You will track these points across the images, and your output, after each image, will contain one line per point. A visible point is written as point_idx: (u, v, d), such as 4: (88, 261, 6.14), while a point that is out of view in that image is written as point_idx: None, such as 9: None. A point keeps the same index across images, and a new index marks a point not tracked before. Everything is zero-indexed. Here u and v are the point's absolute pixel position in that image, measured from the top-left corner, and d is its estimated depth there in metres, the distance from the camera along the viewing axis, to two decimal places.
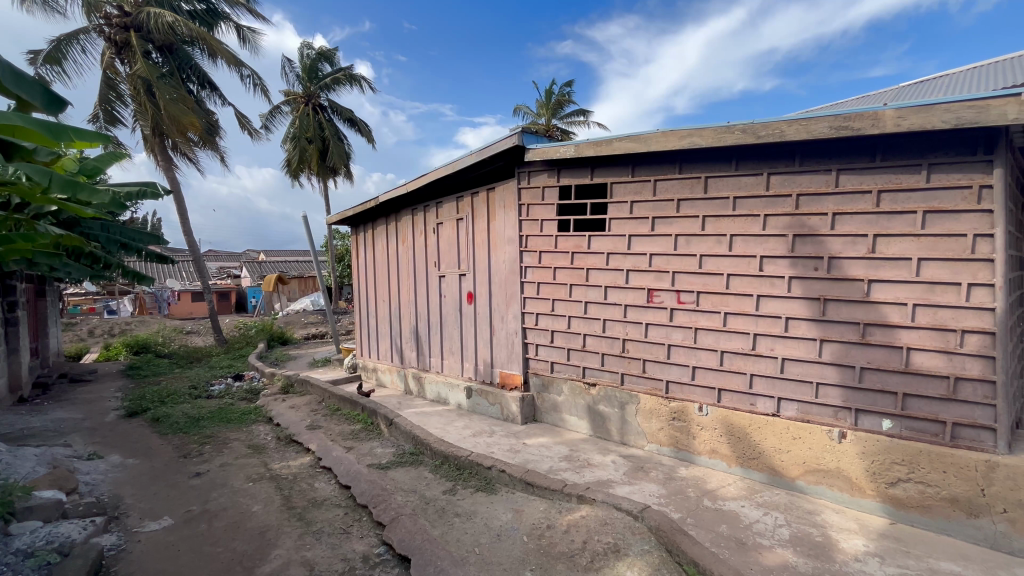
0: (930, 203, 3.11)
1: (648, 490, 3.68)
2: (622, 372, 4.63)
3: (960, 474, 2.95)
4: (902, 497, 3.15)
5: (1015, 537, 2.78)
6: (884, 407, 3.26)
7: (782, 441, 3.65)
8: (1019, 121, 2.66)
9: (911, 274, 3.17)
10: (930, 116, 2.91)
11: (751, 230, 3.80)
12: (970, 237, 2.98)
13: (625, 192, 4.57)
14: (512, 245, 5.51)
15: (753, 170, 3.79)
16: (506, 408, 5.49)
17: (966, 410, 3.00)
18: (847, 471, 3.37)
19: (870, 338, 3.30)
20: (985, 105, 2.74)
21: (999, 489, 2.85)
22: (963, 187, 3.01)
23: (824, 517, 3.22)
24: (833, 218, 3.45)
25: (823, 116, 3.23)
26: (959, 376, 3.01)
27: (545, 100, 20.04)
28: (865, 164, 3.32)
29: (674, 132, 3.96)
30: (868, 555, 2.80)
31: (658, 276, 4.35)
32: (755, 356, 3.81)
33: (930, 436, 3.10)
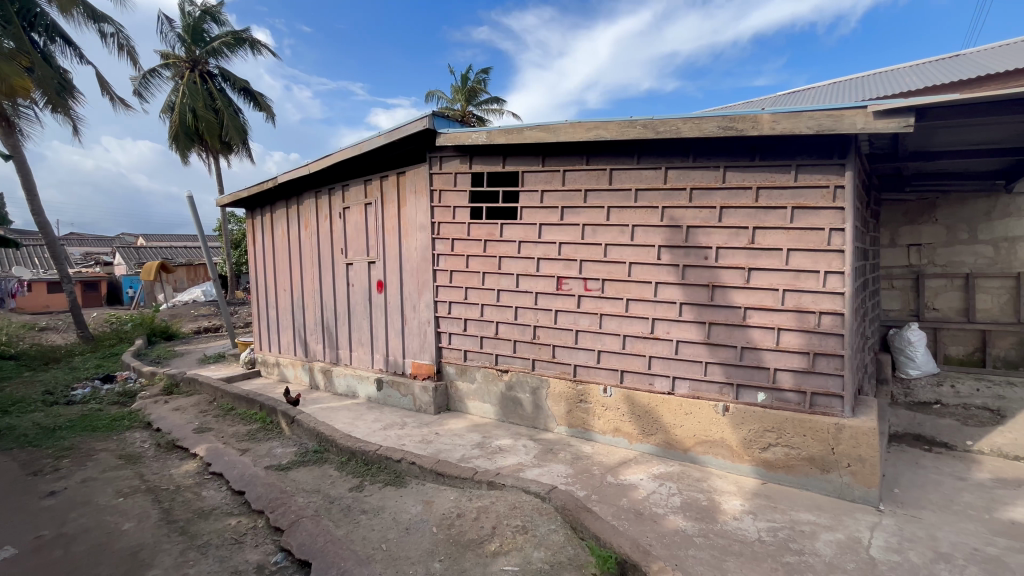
0: (797, 200, 3.51)
1: (556, 471, 3.81)
2: (533, 358, 4.73)
3: (817, 436, 3.40)
4: (772, 460, 3.57)
5: (856, 486, 3.28)
6: (759, 381, 3.66)
7: (676, 416, 3.96)
8: (865, 130, 3.06)
9: (782, 262, 3.56)
10: (798, 122, 3.25)
11: (651, 221, 4.03)
12: (827, 231, 3.42)
13: (536, 181, 4.62)
14: (423, 232, 5.36)
15: (652, 164, 4.01)
16: (418, 398, 5.39)
17: (822, 380, 3.46)
18: (728, 440, 3.75)
19: (749, 321, 3.68)
20: (840, 114, 3.13)
21: (845, 447, 3.32)
22: (822, 186, 3.43)
23: (709, 483, 3.56)
24: (719, 212, 3.76)
25: (712, 116, 3.49)
26: (817, 352, 3.46)
27: (460, 84, 19.67)
28: (746, 162, 3.65)
29: (581, 124, 4.06)
30: (743, 513, 3.14)
31: (566, 264, 4.48)
32: (653, 339, 4.07)
33: (794, 405, 3.54)
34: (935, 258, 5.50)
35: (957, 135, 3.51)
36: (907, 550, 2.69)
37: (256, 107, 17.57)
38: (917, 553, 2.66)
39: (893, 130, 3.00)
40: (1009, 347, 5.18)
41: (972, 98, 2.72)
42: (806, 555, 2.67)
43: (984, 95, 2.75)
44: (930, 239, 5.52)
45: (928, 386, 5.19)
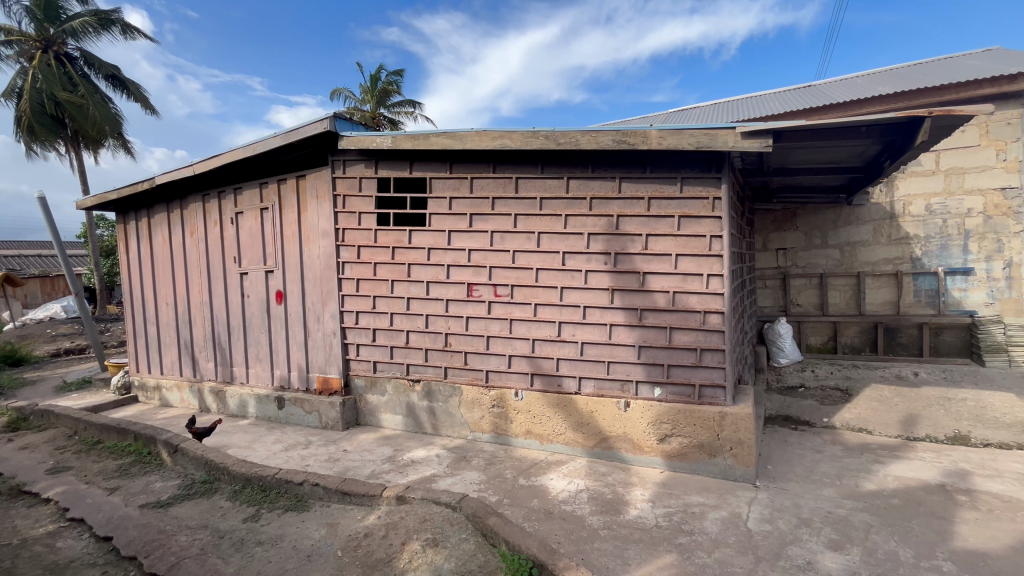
0: (682, 209, 3.84)
1: (469, 478, 3.80)
2: (445, 366, 4.68)
3: (704, 424, 3.74)
4: (669, 450, 3.86)
5: (737, 466, 3.65)
6: (655, 376, 3.94)
7: (583, 415, 4.14)
8: (735, 148, 3.44)
9: (671, 267, 3.88)
10: (681, 138, 3.57)
11: (555, 229, 4.19)
12: (708, 238, 3.78)
13: (443, 187, 4.59)
14: (326, 238, 5.10)
15: (555, 173, 4.17)
16: (324, 415, 5.09)
17: (708, 373, 3.81)
18: (630, 435, 3.99)
19: (645, 321, 3.95)
20: (714, 133, 3.48)
21: (728, 432, 3.68)
22: (702, 198, 3.80)
23: (614, 477, 3.76)
24: (616, 220, 4.00)
25: (607, 130, 3.71)
26: (703, 348, 3.80)
27: (369, 85, 18.99)
28: (639, 174, 3.93)
29: (486, 132, 4.11)
30: (643, 502, 3.36)
31: (476, 271, 4.50)
32: (560, 342, 4.22)
33: (685, 397, 3.86)
34: (797, 260, 6.35)
35: (809, 155, 4.05)
36: (777, 519, 3.04)
37: (130, 97, 15.58)
38: (785, 520, 3.02)
39: (757, 149, 3.40)
40: (854, 335, 6.11)
41: (815, 125, 3.16)
42: (696, 534, 2.92)
43: (825, 122, 3.20)
44: (792, 244, 6.36)
45: (794, 371, 5.88)
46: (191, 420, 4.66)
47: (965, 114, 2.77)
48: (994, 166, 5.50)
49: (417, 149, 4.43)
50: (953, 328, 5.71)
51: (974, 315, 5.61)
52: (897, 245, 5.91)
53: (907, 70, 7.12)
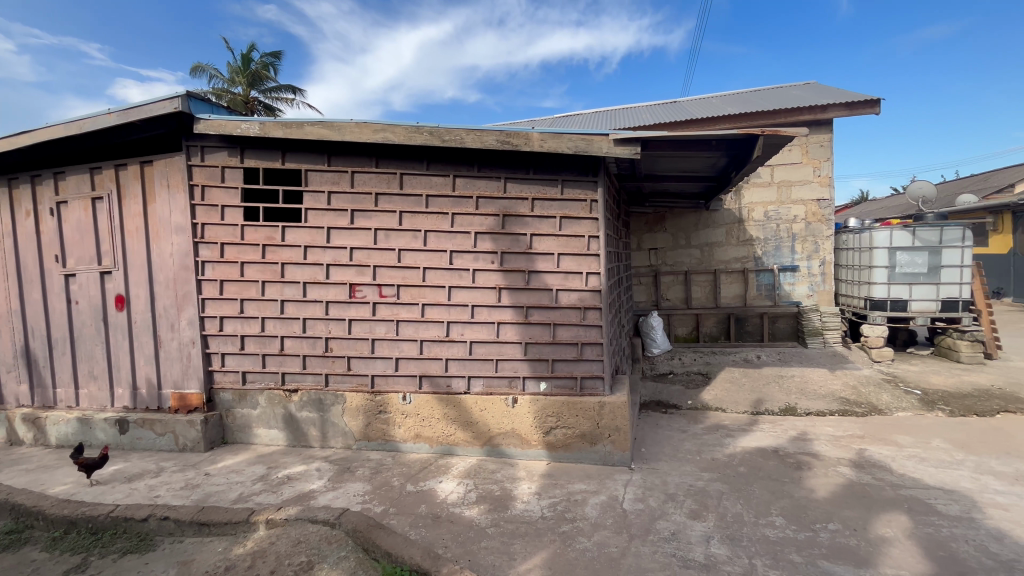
0: (563, 211, 4.01)
1: (353, 490, 3.58)
2: (326, 373, 4.35)
3: (586, 414, 3.95)
4: (554, 442, 4.01)
5: (615, 452, 3.91)
6: (541, 372, 4.06)
7: (473, 414, 4.13)
8: (608, 154, 3.67)
9: (554, 266, 4.02)
10: (561, 142, 3.71)
11: (442, 227, 4.11)
12: (587, 239, 3.99)
13: (320, 181, 4.25)
14: (180, 234, 4.45)
15: (441, 170, 4.10)
16: (180, 436, 4.44)
17: (589, 365, 4.02)
18: (518, 430, 4.07)
19: (531, 318, 4.06)
20: (590, 139, 3.68)
21: (607, 421, 3.92)
22: (581, 200, 4.00)
23: (503, 473, 3.81)
24: (502, 219, 4.05)
25: (491, 130, 3.73)
26: (584, 342, 4.01)
27: (240, 65, 17.13)
28: (523, 175, 4.02)
29: (367, 124, 3.89)
30: (530, 495, 3.44)
31: (359, 271, 4.25)
32: (449, 342, 4.16)
33: (569, 389, 4.04)
34: (666, 260, 7.03)
35: (672, 163, 4.47)
36: (648, 497, 3.30)
37: None
38: (654, 497, 3.30)
39: (627, 155, 3.66)
40: (712, 325, 6.95)
41: (675, 136, 3.48)
42: (577, 520, 3.06)
43: (683, 135, 3.54)
44: (662, 244, 7.03)
45: (665, 359, 6.49)
46: (77, 449, 3.79)
47: (789, 135, 3.24)
48: (812, 180, 6.57)
49: (289, 137, 4.05)
50: (785, 317, 6.75)
51: (799, 305, 6.68)
52: (743, 246, 6.81)
53: (749, 95, 8.26)
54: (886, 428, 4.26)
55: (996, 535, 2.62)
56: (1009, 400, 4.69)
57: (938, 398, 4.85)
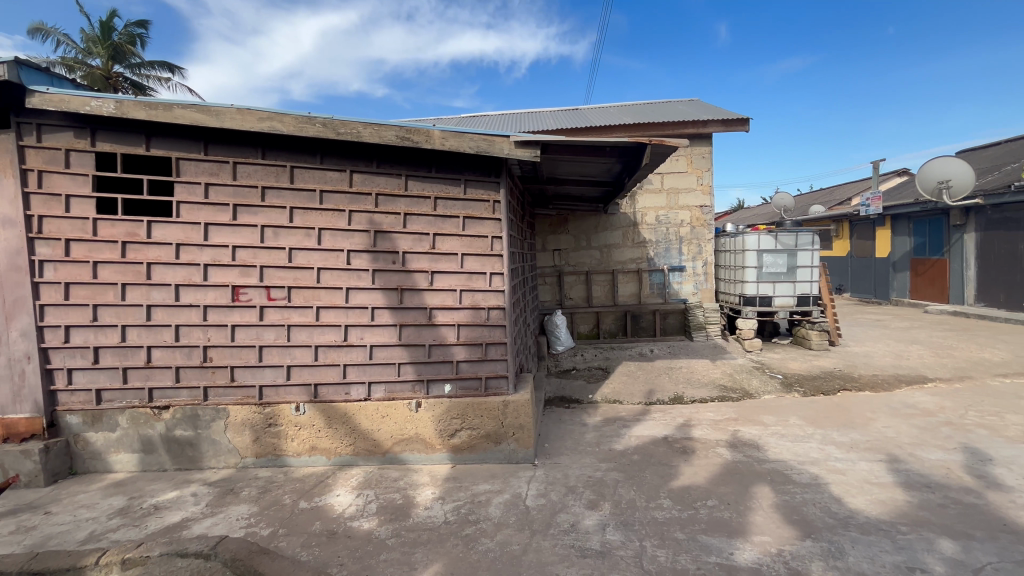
0: (466, 210, 3.99)
1: (235, 514, 3.24)
2: (204, 386, 3.88)
3: (491, 414, 3.95)
4: (459, 444, 3.97)
5: (519, 450, 3.96)
6: (445, 374, 4.00)
7: (374, 421, 3.95)
8: (510, 155, 3.71)
9: (457, 266, 3.98)
10: (462, 142, 3.68)
11: (338, 225, 3.87)
12: (490, 239, 4.00)
13: (194, 171, 3.79)
14: (8, 228, 3.69)
15: (336, 165, 3.86)
16: (12, 471, 3.69)
17: (493, 365, 4.04)
18: (422, 434, 3.97)
19: (435, 319, 3.97)
20: (492, 139, 3.69)
21: (511, 419, 3.96)
22: (484, 200, 4.01)
23: (406, 480, 3.68)
24: (404, 218, 3.92)
25: (390, 124, 3.58)
26: (488, 342, 4.02)
27: (98, 34, 14.85)
28: (425, 173, 3.93)
29: (250, 110, 3.54)
30: (433, 500, 3.36)
31: (243, 271, 3.85)
32: (347, 347, 3.92)
33: (473, 390, 4.02)
34: (569, 260, 7.35)
35: (571, 167, 4.64)
36: (549, 492, 3.39)
37: None
38: (555, 491, 3.40)
39: (527, 158, 3.73)
40: (610, 322, 7.38)
41: (572, 141, 3.60)
42: (481, 522, 3.04)
43: (580, 140, 3.67)
44: (565, 246, 7.34)
45: (569, 356, 6.76)
46: None
47: (672, 145, 3.51)
48: (695, 188, 7.22)
49: (154, 120, 3.55)
50: (674, 313, 7.34)
51: (686, 302, 7.31)
52: (638, 247, 7.30)
53: (642, 108, 8.88)
54: (756, 410, 4.79)
55: (836, 497, 3.05)
56: (847, 380, 5.53)
57: (796, 381, 5.57)
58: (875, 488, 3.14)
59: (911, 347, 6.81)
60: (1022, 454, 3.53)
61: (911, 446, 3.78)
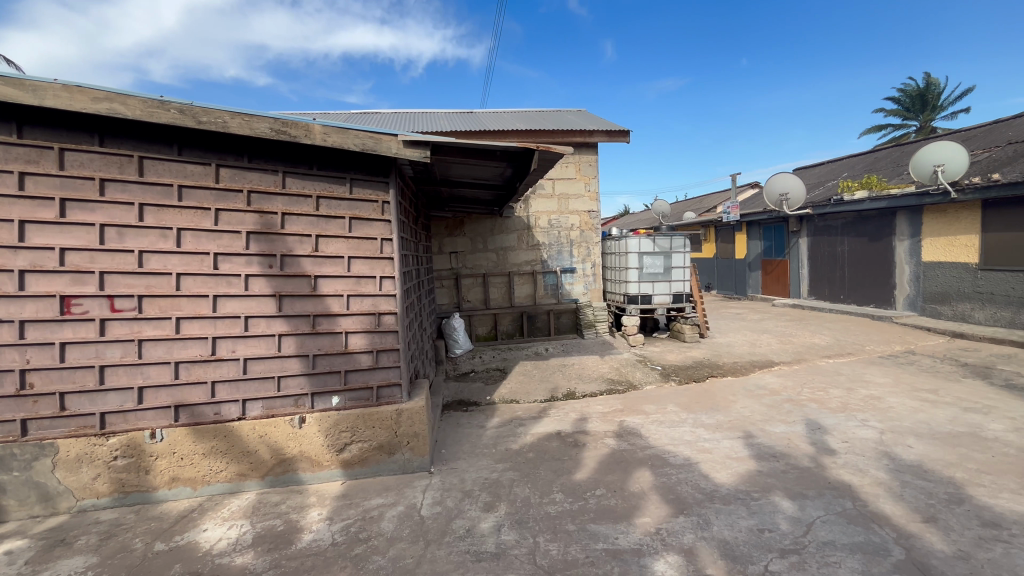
0: (353, 211, 3.78)
1: (67, 570, 2.71)
2: (22, 419, 3.19)
3: (383, 425, 3.78)
4: (349, 459, 3.74)
5: (414, 458, 3.84)
6: (332, 385, 3.74)
7: (249, 442, 3.57)
8: (398, 155, 3.59)
9: (344, 269, 3.75)
10: (347, 138, 3.47)
11: (201, 225, 3.41)
12: (379, 241, 3.84)
13: (4, 157, 3.08)
14: None
15: (199, 157, 3.41)
16: None
17: (385, 373, 3.87)
18: (308, 452, 3.67)
19: (319, 327, 3.69)
20: (379, 138, 3.53)
21: (405, 428, 3.82)
22: (372, 201, 3.83)
23: (288, 504, 3.38)
24: (282, 218, 3.59)
25: (262, 116, 3.25)
26: (379, 349, 3.84)
27: None
28: (305, 170, 3.64)
29: (81, 88, 2.97)
30: (320, 522, 3.12)
31: (76, 279, 3.21)
32: (215, 362, 3.48)
33: (364, 401, 3.81)
34: (465, 263, 7.35)
35: (464, 170, 4.62)
36: (445, 499, 3.33)
37: None
38: (452, 498, 3.34)
39: (417, 158, 3.64)
40: (507, 323, 7.53)
41: (462, 143, 3.58)
42: (372, 539, 2.89)
43: (470, 143, 3.67)
44: (461, 248, 7.33)
45: (467, 358, 6.76)
46: None
47: (558, 152, 3.66)
48: (583, 194, 7.63)
49: None
50: (566, 312, 7.69)
51: (577, 302, 7.69)
52: (532, 250, 7.53)
53: (533, 115, 9.19)
54: (639, 400, 5.18)
55: (704, 474, 3.40)
56: (713, 367, 6.23)
57: (672, 371, 6.15)
58: (734, 462, 3.56)
59: (762, 336, 7.88)
60: (841, 422, 4.24)
61: (762, 422, 4.35)
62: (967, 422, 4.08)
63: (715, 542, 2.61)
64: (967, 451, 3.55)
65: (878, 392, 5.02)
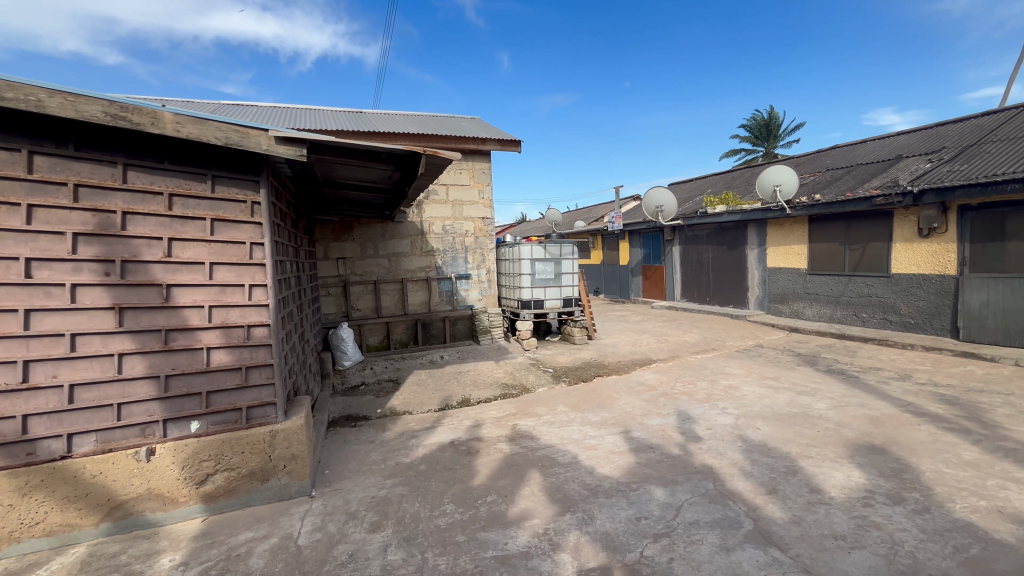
0: (215, 211, 3.36)
1: None
2: None
3: (254, 449, 3.39)
4: (212, 491, 3.31)
5: (292, 483, 3.50)
6: (190, 409, 3.27)
7: (77, 485, 2.98)
8: (269, 152, 3.29)
9: (205, 277, 3.32)
10: (206, 130, 3.07)
11: (7, 224, 2.76)
12: (247, 245, 3.47)
13: None
14: None
15: (2, 141, 2.76)
16: None
17: (256, 392, 3.48)
18: (158, 489, 3.17)
19: (173, 344, 3.22)
20: (245, 132, 3.19)
21: (281, 451, 3.47)
22: (239, 201, 3.45)
23: (131, 553, 2.88)
24: (122, 217, 3.06)
25: (92, 97, 2.74)
26: (248, 365, 3.46)
27: None
28: (153, 164, 3.16)
29: None
30: (174, 569, 2.70)
31: None
32: (29, 391, 2.85)
33: (231, 424, 3.40)
34: (355, 269, 7.01)
35: (348, 171, 4.37)
36: (326, 524, 3.08)
37: None
38: (335, 522, 3.10)
39: (291, 156, 3.37)
40: (401, 332, 7.30)
41: (342, 143, 3.38)
42: None
43: (353, 143, 3.48)
44: (350, 254, 6.97)
45: (357, 371, 6.40)
46: None
47: (446, 158, 3.62)
48: (477, 201, 7.68)
49: None
50: (462, 318, 7.66)
51: (472, 308, 7.70)
52: (426, 256, 7.39)
53: (426, 120, 9.07)
54: (531, 403, 5.30)
55: (589, 470, 3.57)
56: (599, 367, 6.61)
57: (562, 373, 6.41)
58: (616, 456, 3.79)
59: (642, 336, 8.57)
60: (706, 411, 4.74)
61: (641, 416, 4.70)
62: (800, 404, 4.81)
63: (598, 535, 2.74)
64: (800, 428, 4.18)
65: (735, 382, 5.72)
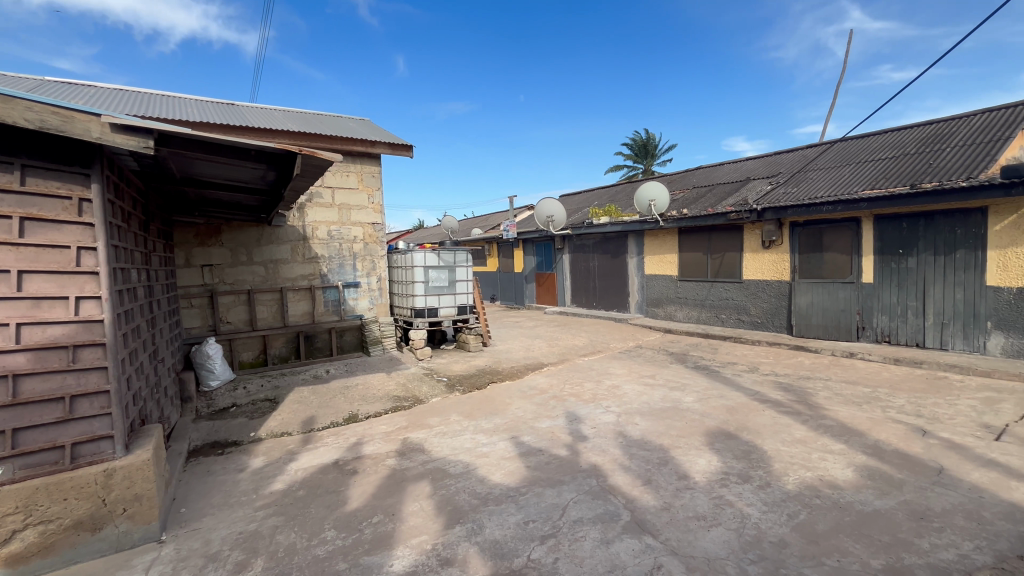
0: (26, 209, 2.77)
1: None
2: None
3: (82, 494, 2.83)
4: (20, 551, 2.69)
5: (134, 529, 2.98)
6: None
7: None
8: (103, 141, 2.80)
9: (10, 288, 2.71)
10: (12, 109, 2.52)
11: None
12: (74, 250, 2.90)
13: None
14: None
15: None
16: None
17: (85, 426, 2.92)
18: None
19: None
20: (70, 115, 2.68)
21: (119, 493, 2.93)
22: (61, 197, 2.88)
23: None
24: None
25: None
26: (74, 394, 2.88)
27: None
28: None
29: None
30: None
31: None
32: None
33: (49, 466, 2.80)
34: (224, 277, 6.31)
35: (211, 168, 3.90)
36: (180, 572, 2.68)
37: None
38: (190, 568, 2.70)
39: (134, 147, 2.91)
40: (281, 346, 6.70)
41: (201, 136, 3.00)
42: None
43: (214, 138, 3.11)
44: (218, 261, 6.26)
45: (226, 392, 5.71)
46: None
47: (326, 159, 3.39)
48: (366, 206, 7.33)
49: None
50: (351, 329, 7.24)
51: (362, 318, 7.31)
52: (309, 263, 6.89)
53: (310, 118, 8.48)
54: (423, 415, 5.17)
55: (481, 479, 3.55)
56: (493, 374, 6.67)
57: (456, 381, 6.35)
58: (507, 462, 3.83)
59: (535, 341, 8.85)
60: (591, 410, 5.02)
61: (532, 420, 4.82)
62: (672, 398, 5.31)
63: (486, 544, 2.73)
64: (671, 420, 4.60)
65: (618, 381, 6.13)
